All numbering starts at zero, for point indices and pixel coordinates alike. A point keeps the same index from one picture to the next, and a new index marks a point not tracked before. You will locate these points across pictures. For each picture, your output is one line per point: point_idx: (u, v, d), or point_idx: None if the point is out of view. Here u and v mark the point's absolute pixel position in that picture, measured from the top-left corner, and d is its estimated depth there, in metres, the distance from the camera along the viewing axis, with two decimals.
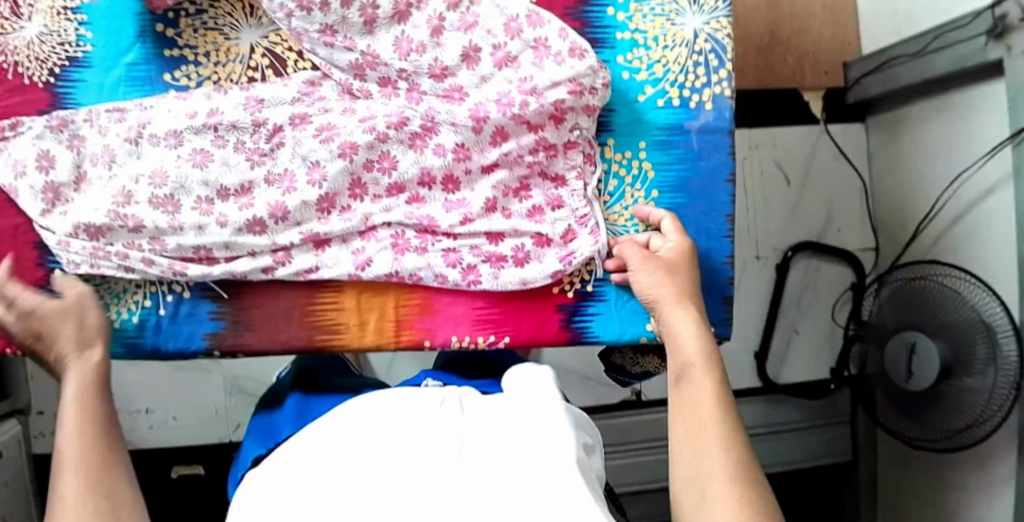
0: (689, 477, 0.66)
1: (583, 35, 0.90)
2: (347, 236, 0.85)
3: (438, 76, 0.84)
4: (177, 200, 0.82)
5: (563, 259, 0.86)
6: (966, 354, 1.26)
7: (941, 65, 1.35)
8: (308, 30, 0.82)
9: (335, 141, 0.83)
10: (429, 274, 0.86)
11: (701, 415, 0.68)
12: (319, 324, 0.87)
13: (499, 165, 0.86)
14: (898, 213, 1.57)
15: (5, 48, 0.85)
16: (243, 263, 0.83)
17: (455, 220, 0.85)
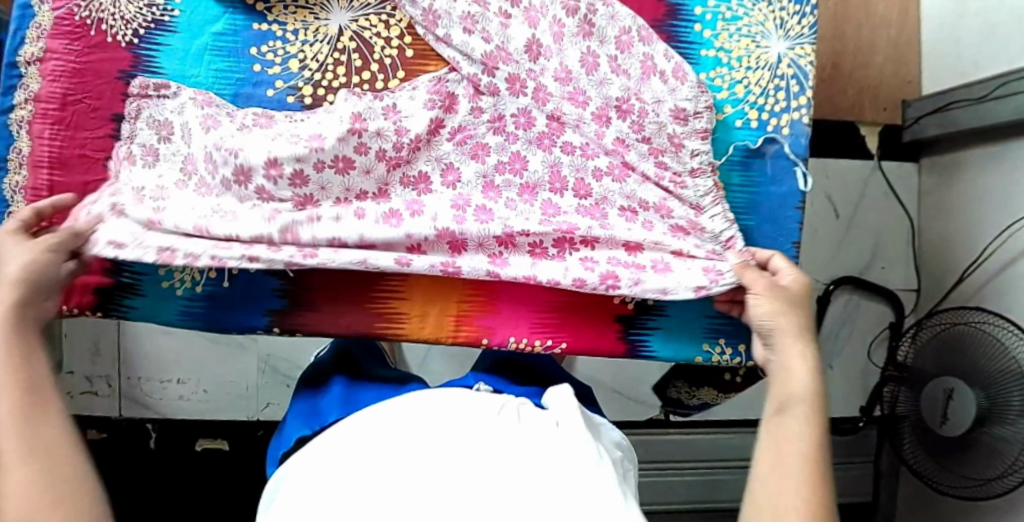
0: (767, 503, 0.63)
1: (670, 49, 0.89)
2: (482, 243, 0.85)
3: (564, 80, 0.86)
4: (304, 176, 0.82)
5: (708, 275, 0.83)
6: (999, 403, 1.24)
7: (1004, 113, 1.34)
8: (451, 12, 0.84)
9: (467, 144, 0.86)
10: (567, 281, 0.84)
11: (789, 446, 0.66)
12: (380, 308, 0.87)
13: (639, 245, 0.85)
14: (945, 257, 1.56)
15: (92, 4, 0.87)
16: (379, 236, 0.82)
17: (600, 235, 0.84)
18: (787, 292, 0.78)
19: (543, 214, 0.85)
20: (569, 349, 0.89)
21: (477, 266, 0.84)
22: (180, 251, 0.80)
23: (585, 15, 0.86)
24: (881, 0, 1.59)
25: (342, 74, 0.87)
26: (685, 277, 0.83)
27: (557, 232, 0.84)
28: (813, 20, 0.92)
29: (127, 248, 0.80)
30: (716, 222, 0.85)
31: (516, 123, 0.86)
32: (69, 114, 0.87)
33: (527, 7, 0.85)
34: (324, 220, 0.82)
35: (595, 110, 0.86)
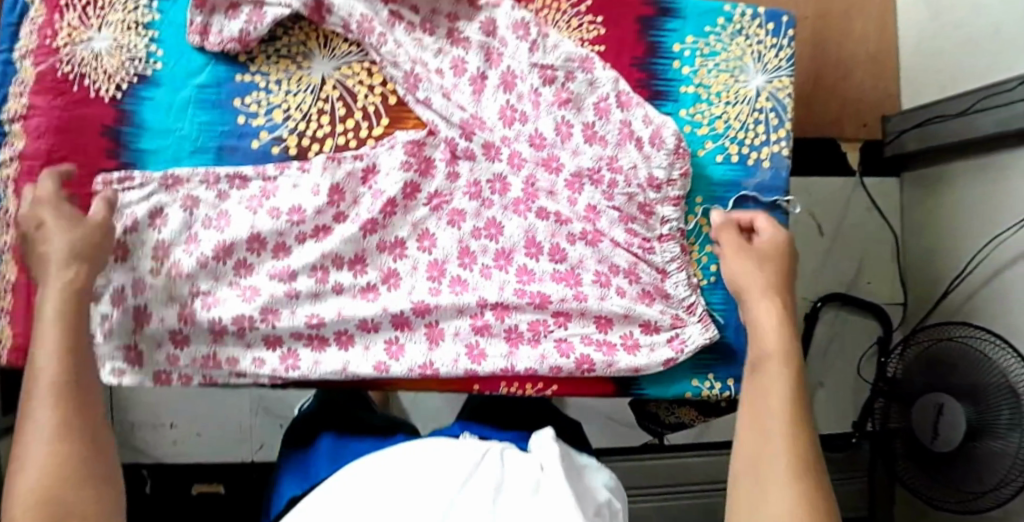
0: (750, 464, 0.70)
1: (649, 86, 0.91)
2: (460, 328, 0.89)
3: (539, 146, 0.89)
4: (287, 246, 0.87)
5: (675, 346, 0.90)
6: (990, 417, 1.25)
7: (984, 127, 1.36)
8: (429, 72, 0.88)
9: (444, 210, 0.89)
10: (543, 368, 0.88)
11: (771, 416, 0.71)
12: (371, 357, 0.87)
13: (610, 317, 0.89)
14: (930, 270, 1.57)
15: (73, 59, 0.87)
16: (360, 307, 0.87)
17: (573, 307, 0.88)
18: (760, 253, 0.84)
19: (518, 282, 0.89)
20: (560, 391, 0.90)
21: (456, 354, 0.88)
22: (183, 352, 0.87)
23: (563, 84, 0.89)
24: (858, 18, 1.62)
25: (326, 123, 0.88)
26: (657, 350, 0.89)
27: (532, 304, 0.88)
28: (789, 53, 0.93)
29: (130, 373, 0.85)
30: (680, 288, 0.91)
31: (491, 188, 0.90)
32: None
33: (505, 71, 0.88)
34: (303, 298, 0.87)
35: (568, 177, 0.89)
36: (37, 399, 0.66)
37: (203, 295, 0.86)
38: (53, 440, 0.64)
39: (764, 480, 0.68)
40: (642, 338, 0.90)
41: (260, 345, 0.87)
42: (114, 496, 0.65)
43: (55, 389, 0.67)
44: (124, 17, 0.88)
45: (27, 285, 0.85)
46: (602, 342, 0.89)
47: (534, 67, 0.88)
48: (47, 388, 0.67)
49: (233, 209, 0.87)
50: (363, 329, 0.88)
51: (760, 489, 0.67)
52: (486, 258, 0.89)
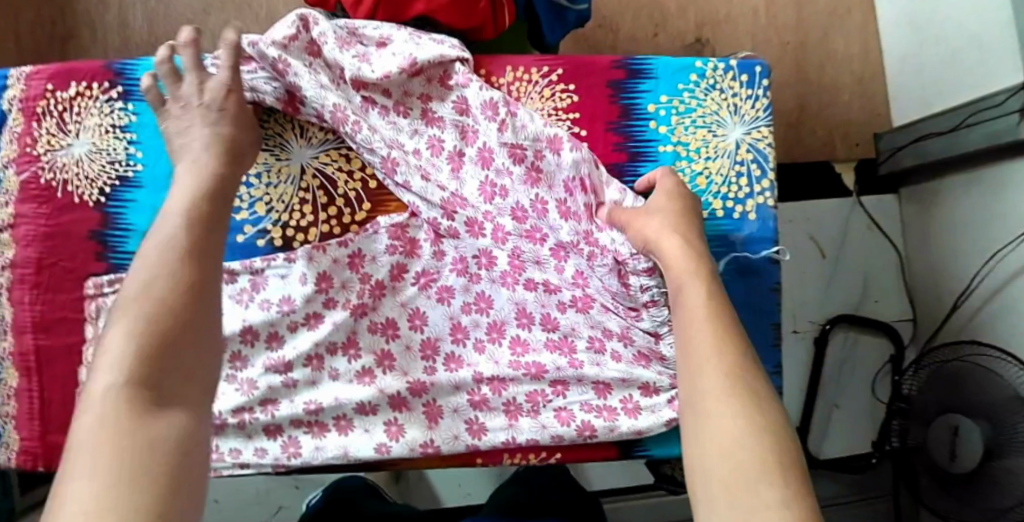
0: (686, 373, 0.67)
1: (627, 149, 0.91)
2: (458, 404, 0.87)
3: (520, 218, 0.89)
4: (280, 335, 0.87)
5: (675, 406, 0.88)
6: (1005, 435, 1.23)
7: (974, 140, 1.34)
8: (406, 157, 0.88)
9: (432, 287, 0.89)
10: (545, 437, 0.87)
11: (693, 333, 0.68)
12: (372, 439, 0.86)
13: (607, 382, 0.88)
14: (936, 286, 1.55)
15: (55, 166, 0.89)
16: (356, 392, 0.87)
17: (569, 375, 0.88)
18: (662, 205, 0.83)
19: (511, 354, 0.89)
20: (564, 458, 0.89)
21: (456, 431, 0.87)
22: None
23: (531, 162, 0.89)
24: (841, 39, 1.62)
25: (309, 212, 0.89)
26: (658, 412, 0.88)
27: (528, 376, 0.88)
28: (765, 102, 0.93)
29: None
30: (673, 347, 0.88)
31: (478, 263, 0.90)
32: (45, 277, 0.88)
33: (481, 147, 0.89)
34: (300, 386, 0.87)
35: (552, 247, 0.89)
36: (154, 269, 0.65)
37: None
38: (142, 324, 0.61)
39: (698, 379, 0.65)
40: (642, 401, 0.88)
41: (261, 435, 0.86)
42: (206, 377, 0.63)
43: (177, 272, 0.65)
44: (101, 121, 0.89)
45: (28, 390, 0.87)
46: (602, 408, 0.88)
47: (503, 146, 0.88)
48: (165, 261, 0.66)
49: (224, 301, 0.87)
50: (361, 413, 0.87)
51: (696, 406, 0.63)
52: (477, 331, 0.89)
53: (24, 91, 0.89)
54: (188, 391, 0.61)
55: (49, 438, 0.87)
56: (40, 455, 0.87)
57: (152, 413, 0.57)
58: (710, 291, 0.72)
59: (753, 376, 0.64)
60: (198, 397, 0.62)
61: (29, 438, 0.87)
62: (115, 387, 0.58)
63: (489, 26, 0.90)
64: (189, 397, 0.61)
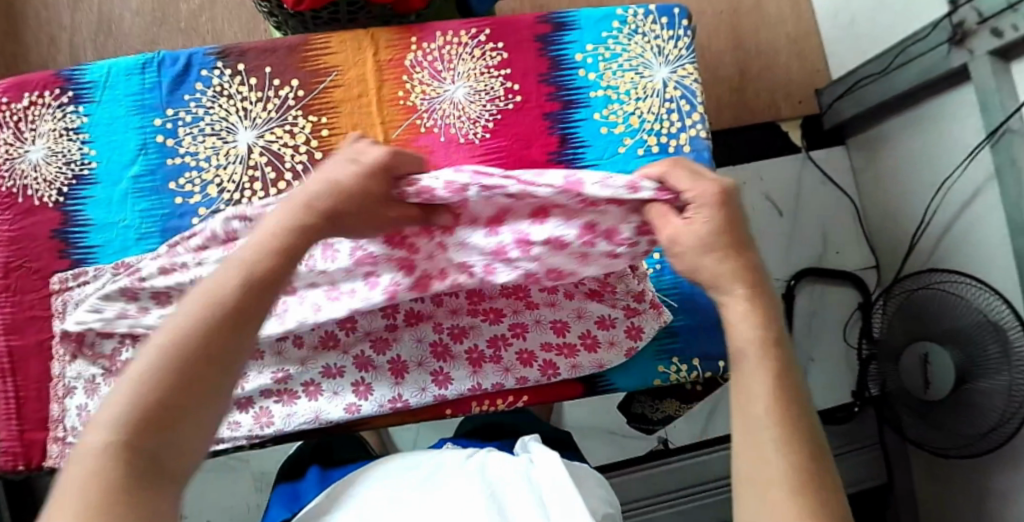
0: (739, 408, 0.68)
1: (560, 98, 0.95)
2: (422, 357, 0.90)
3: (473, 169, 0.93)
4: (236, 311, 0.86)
5: (631, 333, 0.93)
6: (978, 355, 1.25)
7: (909, 78, 1.39)
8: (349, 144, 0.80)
9: None
10: (510, 380, 0.91)
11: (753, 373, 0.68)
12: (342, 400, 0.89)
13: (567, 322, 0.92)
14: (892, 228, 1.59)
15: (14, 173, 0.91)
16: (327, 356, 0.89)
17: (528, 318, 0.92)
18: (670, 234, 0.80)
19: (469, 304, 0.90)
20: (531, 401, 0.93)
21: (423, 382, 0.90)
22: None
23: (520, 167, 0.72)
24: (772, 3, 1.68)
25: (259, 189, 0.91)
26: (617, 341, 0.93)
27: (488, 320, 0.91)
28: (687, 41, 0.97)
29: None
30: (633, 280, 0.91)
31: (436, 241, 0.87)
32: (12, 280, 0.90)
33: (414, 115, 0.93)
34: (268, 355, 0.89)
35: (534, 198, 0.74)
36: (224, 282, 0.64)
37: None
38: (162, 370, 0.59)
39: (751, 418, 0.67)
40: (599, 336, 0.92)
41: (233, 408, 0.89)
42: (188, 454, 0.60)
43: (224, 305, 0.63)
44: (54, 125, 0.92)
45: (4, 392, 0.88)
46: (561, 346, 0.92)
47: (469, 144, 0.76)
48: (209, 297, 0.63)
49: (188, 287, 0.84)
50: (327, 376, 0.89)
51: (752, 448, 0.65)
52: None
53: None
54: (192, 421, 0.60)
55: (26, 436, 0.89)
56: (22, 455, 0.88)
57: (117, 476, 0.55)
58: (771, 347, 0.69)
59: (808, 428, 0.66)
60: (169, 481, 0.58)
61: (8, 438, 0.88)
62: (109, 433, 0.56)
63: None
64: (166, 481, 0.58)
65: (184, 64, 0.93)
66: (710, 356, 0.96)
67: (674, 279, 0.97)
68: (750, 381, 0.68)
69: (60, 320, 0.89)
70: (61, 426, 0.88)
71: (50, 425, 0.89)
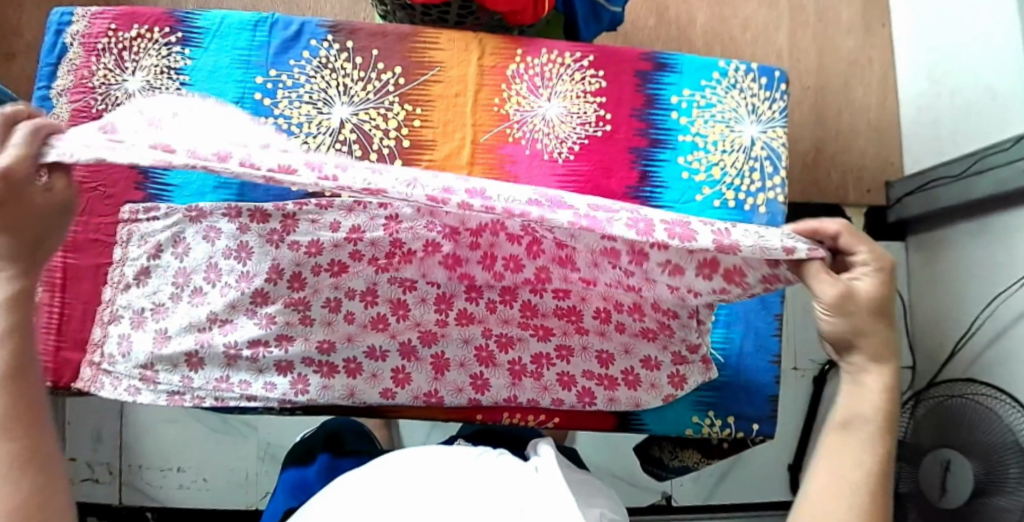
0: (834, 463, 0.69)
1: (648, 136, 0.96)
2: (464, 359, 0.91)
3: None
4: (302, 278, 0.86)
5: (674, 381, 0.92)
6: (999, 472, 1.21)
7: (981, 188, 1.39)
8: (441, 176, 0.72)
9: None
10: (546, 401, 0.92)
11: (863, 435, 0.69)
12: (379, 385, 0.91)
13: (613, 356, 0.92)
14: (936, 333, 1.57)
15: (109, 98, 0.94)
16: (375, 337, 0.89)
17: (575, 342, 0.91)
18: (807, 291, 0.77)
19: (520, 316, 0.89)
20: (560, 424, 0.94)
21: (461, 383, 0.92)
22: (197, 375, 0.90)
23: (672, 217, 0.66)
24: (860, 87, 1.69)
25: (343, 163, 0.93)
26: (658, 384, 0.92)
27: (536, 335, 0.91)
28: (782, 105, 0.98)
29: (146, 390, 0.89)
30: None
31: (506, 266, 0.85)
32: (84, 201, 0.92)
33: (507, 123, 0.95)
34: (318, 325, 0.88)
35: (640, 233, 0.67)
36: None
37: (226, 328, 0.88)
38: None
39: (849, 479, 0.68)
40: (642, 374, 0.92)
41: (272, 370, 0.90)
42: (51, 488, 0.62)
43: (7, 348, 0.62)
44: (157, 61, 0.95)
45: (51, 305, 0.91)
46: (603, 376, 0.92)
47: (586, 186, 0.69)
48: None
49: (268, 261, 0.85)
50: (370, 358, 0.90)
51: (837, 503, 0.68)
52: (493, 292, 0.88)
53: (87, 28, 0.95)
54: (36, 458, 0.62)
55: (62, 353, 0.91)
56: (52, 371, 0.91)
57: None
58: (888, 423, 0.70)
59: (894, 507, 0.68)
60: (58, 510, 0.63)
61: (44, 352, 0.91)
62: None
63: (531, 9, 0.95)
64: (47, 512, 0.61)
65: (295, 30, 0.96)
66: (745, 416, 0.95)
67: (726, 331, 0.96)
68: (854, 450, 0.69)
69: (122, 248, 0.91)
70: (99, 351, 0.90)
71: (88, 348, 0.91)
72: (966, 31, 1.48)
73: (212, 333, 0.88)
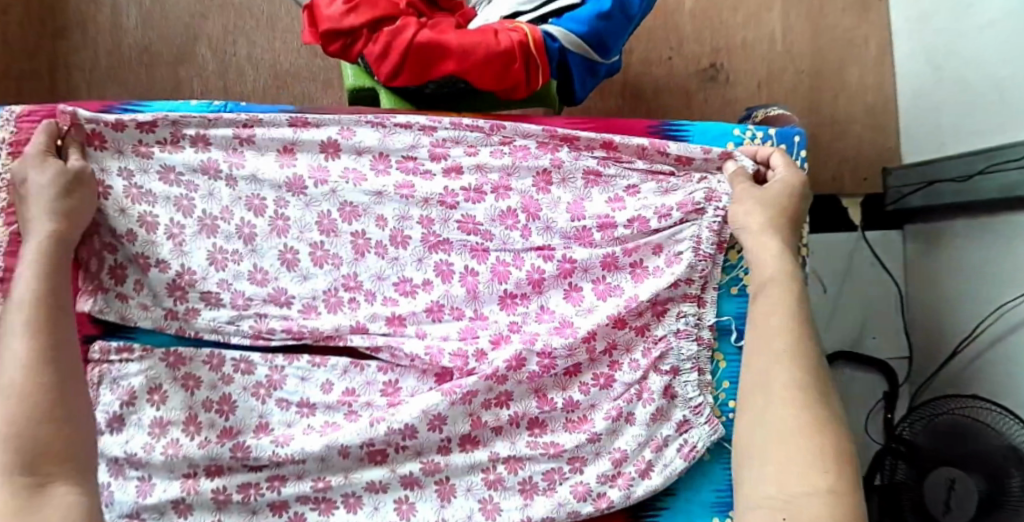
0: (754, 385, 0.74)
1: (654, 191, 0.87)
2: (472, 483, 0.82)
3: (568, 270, 0.85)
4: (311, 401, 0.81)
5: (684, 454, 0.84)
6: (1001, 487, 1.15)
7: (988, 191, 1.33)
8: (461, 244, 0.84)
9: (444, 352, 0.81)
10: (562, 516, 0.82)
11: (774, 349, 0.74)
12: (383, 517, 0.80)
13: (624, 450, 0.84)
14: (934, 326, 1.53)
15: None
16: (375, 472, 0.81)
17: (590, 451, 0.83)
18: (768, 193, 0.82)
19: (528, 435, 0.84)
20: None
21: (470, 510, 0.81)
22: (188, 521, 0.78)
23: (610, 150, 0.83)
24: (855, 69, 1.60)
25: (330, 268, 0.83)
26: (669, 461, 0.84)
27: (547, 453, 0.83)
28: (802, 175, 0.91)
29: None
30: (689, 388, 0.86)
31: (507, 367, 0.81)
32: None
33: (506, 205, 0.84)
34: (309, 461, 0.80)
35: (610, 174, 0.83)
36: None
37: (215, 474, 0.79)
38: None
39: (767, 397, 0.72)
40: (653, 459, 0.84)
41: (265, 511, 0.80)
42: None
43: None
44: None
45: None
46: (618, 475, 0.83)
47: (573, 223, 0.85)
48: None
49: (244, 287, 0.82)
50: (371, 490, 0.81)
51: (765, 421, 0.71)
52: (486, 394, 0.82)
53: (12, 134, 0.81)
54: None
55: None
56: None
57: None
58: (797, 336, 0.75)
59: (828, 410, 0.70)
60: None
61: None
62: None
63: (522, 87, 0.85)
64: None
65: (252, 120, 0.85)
66: None
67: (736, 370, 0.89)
68: (767, 357, 0.74)
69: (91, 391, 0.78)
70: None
71: None
72: (968, 17, 1.39)
73: (202, 482, 0.78)
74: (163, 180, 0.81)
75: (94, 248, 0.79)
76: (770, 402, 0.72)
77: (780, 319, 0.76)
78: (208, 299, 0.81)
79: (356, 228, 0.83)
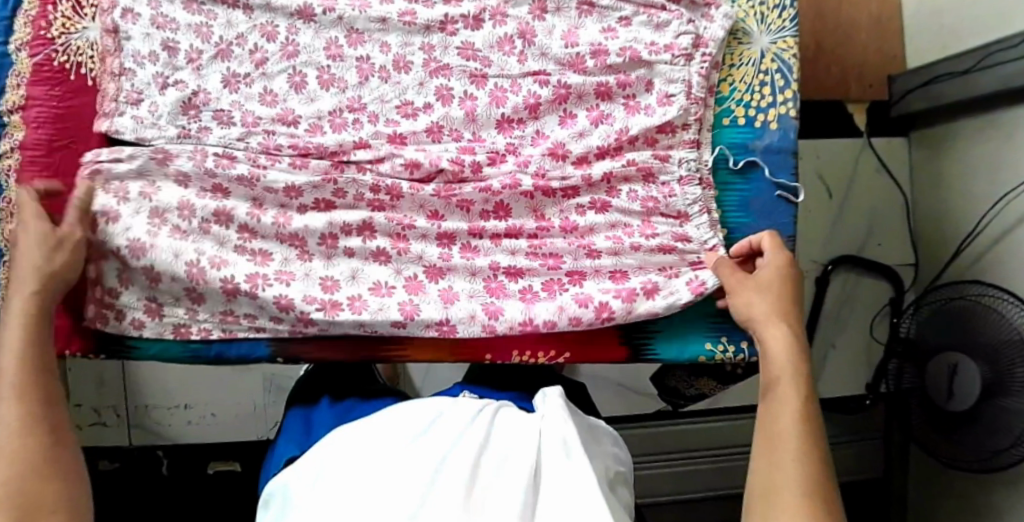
0: (761, 487, 0.67)
1: (650, 28, 0.90)
2: (473, 290, 0.86)
3: (563, 95, 0.88)
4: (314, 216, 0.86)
5: (692, 287, 0.87)
6: (1005, 376, 1.13)
7: (987, 84, 1.32)
8: (458, 73, 0.88)
9: (443, 162, 0.86)
10: (562, 320, 0.85)
11: (783, 438, 0.69)
12: (389, 314, 0.83)
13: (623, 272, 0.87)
14: (939, 229, 1.54)
15: (68, 48, 0.85)
16: (380, 272, 0.85)
17: (586, 266, 0.87)
18: (761, 281, 0.81)
19: (527, 248, 0.87)
20: (571, 359, 0.89)
21: (472, 310, 0.85)
22: (195, 329, 0.84)
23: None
24: None
25: (336, 90, 0.87)
26: (676, 291, 0.87)
27: (543, 267, 0.87)
28: (792, 13, 0.93)
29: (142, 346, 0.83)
30: (684, 213, 0.89)
31: (501, 184, 0.86)
32: (56, 159, 0.84)
33: (503, 33, 0.88)
34: (315, 264, 0.85)
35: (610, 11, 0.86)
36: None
37: (223, 264, 0.82)
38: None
39: (775, 497, 0.65)
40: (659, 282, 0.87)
41: (272, 306, 0.82)
42: None
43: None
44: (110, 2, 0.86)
45: None
46: (619, 290, 0.86)
47: (565, 52, 0.88)
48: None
49: (254, 108, 0.85)
50: (376, 293, 0.84)
51: None
52: (483, 202, 0.87)
53: None
54: None
55: None
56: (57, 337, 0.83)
57: None
58: (804, 431, 0.69)
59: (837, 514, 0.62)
60: None
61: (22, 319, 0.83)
62: None
63: None
64: None
65: None
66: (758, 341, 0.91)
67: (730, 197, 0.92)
68: (778, 454, 0.68)
69: None
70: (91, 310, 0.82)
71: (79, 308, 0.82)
72: None
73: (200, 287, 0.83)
74: (186, 9, 0.86)
75: (111, 72, 0.84)
76: (779, 503, 0.64)
77: (789, 417, 0.70)
78: (220, 117, 0.85)
79: (361, 53, 0.87)
